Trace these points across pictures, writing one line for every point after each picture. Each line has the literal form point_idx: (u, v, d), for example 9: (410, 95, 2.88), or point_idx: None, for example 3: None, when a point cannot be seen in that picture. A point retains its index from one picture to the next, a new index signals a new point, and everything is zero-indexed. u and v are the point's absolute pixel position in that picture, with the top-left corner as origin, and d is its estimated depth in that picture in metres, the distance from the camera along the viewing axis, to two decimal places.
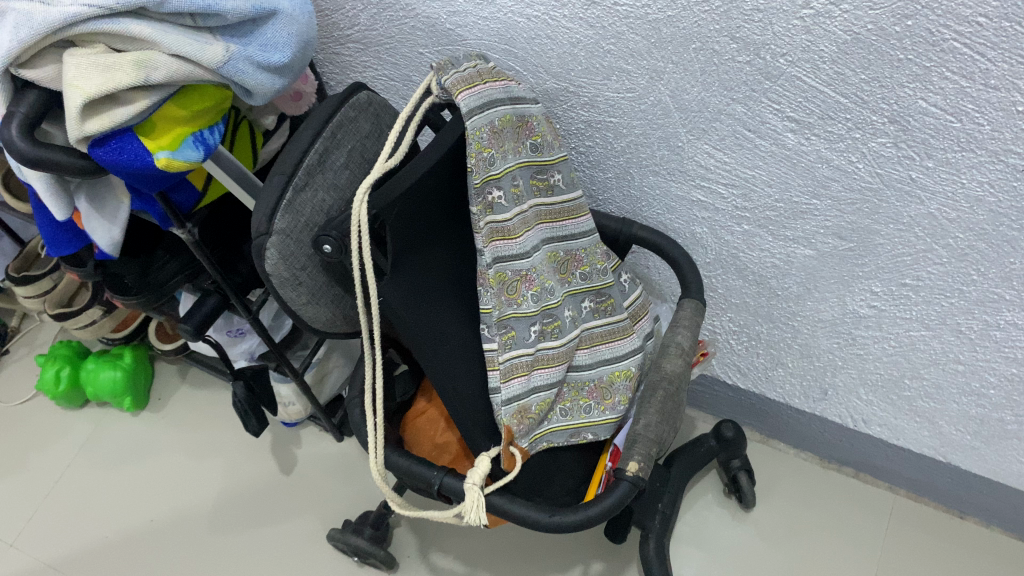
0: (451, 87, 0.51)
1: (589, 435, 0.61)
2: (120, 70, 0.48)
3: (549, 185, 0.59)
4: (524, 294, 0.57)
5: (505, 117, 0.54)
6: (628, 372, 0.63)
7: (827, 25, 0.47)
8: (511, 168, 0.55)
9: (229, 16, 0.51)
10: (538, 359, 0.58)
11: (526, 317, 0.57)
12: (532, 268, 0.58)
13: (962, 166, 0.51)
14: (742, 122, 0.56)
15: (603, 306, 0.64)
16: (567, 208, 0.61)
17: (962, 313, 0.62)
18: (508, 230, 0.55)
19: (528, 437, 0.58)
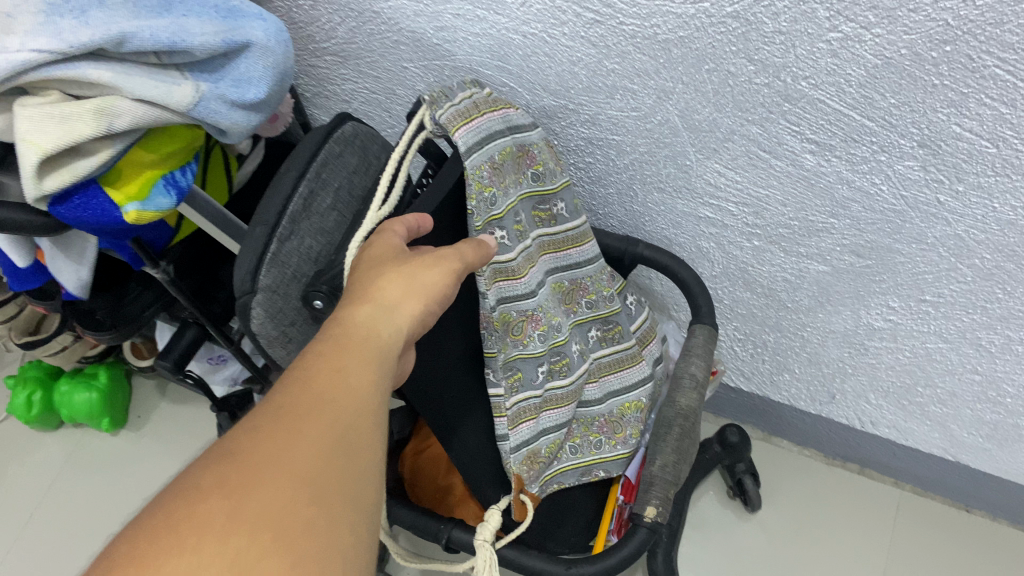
0: (447, 125, 0.47)
1: (601, 472, 0.59)
2: (79, 120, 0.44)
3: (550, 215, 0.55)
4: (531, 334, 0.53)
5: (506, 149, 0.50)
6: (637, 400, 0.61)
7: (856, 49, 0.44)
8: (514, 201, 0.51)
9: (197, 52, 0.46)
10: (546, 400, 0.55)
11: (531, 358, 0.54)
12: (538, 306, 0.53)
13: (995, 191, 0.48)
14: (757, 142, 0.52)
15: (610, 333, 0.60)
16: (572, 236, 0.57)
17: (983, 328, 0.59)
18: (512, 270, 0.51)
19: (539, 480, 0.55)
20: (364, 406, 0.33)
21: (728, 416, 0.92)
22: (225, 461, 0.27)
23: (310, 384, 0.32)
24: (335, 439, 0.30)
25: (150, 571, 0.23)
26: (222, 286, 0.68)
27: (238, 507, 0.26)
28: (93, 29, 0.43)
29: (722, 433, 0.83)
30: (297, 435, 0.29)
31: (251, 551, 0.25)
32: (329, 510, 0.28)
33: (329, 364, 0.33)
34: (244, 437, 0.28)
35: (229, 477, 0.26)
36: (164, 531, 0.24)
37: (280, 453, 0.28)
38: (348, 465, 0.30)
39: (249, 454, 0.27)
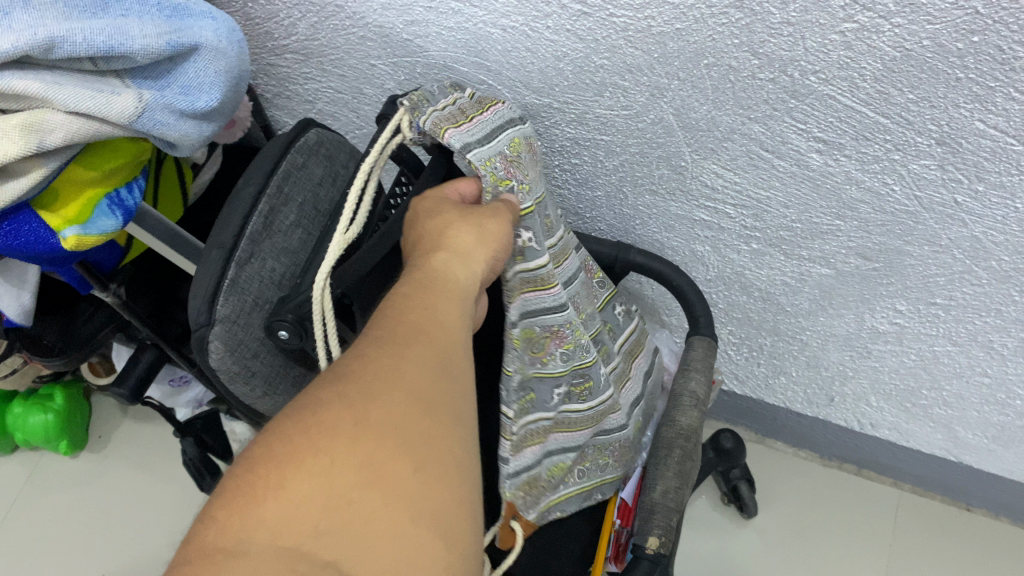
0: (435, 129, 0.42)
1: (599, 495, 0.56)
2: (3, 137, 0.39)
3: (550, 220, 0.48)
4: (552, 352, 0.47)
5: (515, 141, 0.45)
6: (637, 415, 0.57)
7: (873, 40, 0.39)
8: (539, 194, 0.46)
9: (139, 57, 0.41)
10: (558, 422, 0.50)
11: (551, 378, 0.48)
12: (568, 323, 0.47)
13: (1017, 190, 0.45)
14: (759, 141, 0.48)
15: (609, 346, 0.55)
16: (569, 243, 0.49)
17: (996, 331, 0.56)
18: (541, 280, 0.45)
19: (538, 509, 0.52)
20: (457, 331, 0.33)
21: (720, 418, 0.89)
22: (341, 381, 0.28)
23: (407, 314, 0.33)
24: (436, 362, 0.31)
25: (284, 488, 0.25)
26: (180, 304, 0.63)
27: (361, 419, 0.27)
28: (14, 35, 0.38)
29: (715, 437, 0.80)
30: (403, 359, 0.30)
31: (377, 456, 0.26)
32: (439, 421, 0.29)
33: (419, 296, 0.34)
34: (355, 362, 0.29)
35: (345, 395, 0.28)
36: (295, 441, 0.26)
37: (390, 374, 0.29)
38: (451, 385, 0.31)
39: (360, 378, 0.28)
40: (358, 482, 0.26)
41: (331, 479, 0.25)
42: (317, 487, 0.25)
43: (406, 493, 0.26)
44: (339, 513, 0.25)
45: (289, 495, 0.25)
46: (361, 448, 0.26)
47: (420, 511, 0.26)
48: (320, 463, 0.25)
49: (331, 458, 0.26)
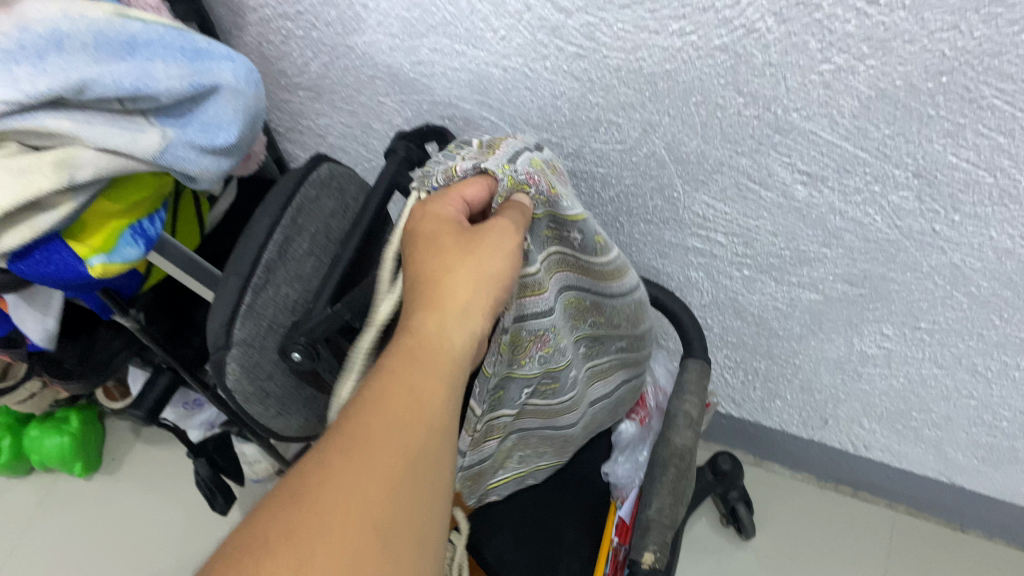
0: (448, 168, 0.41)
1: (530, 479, 0.59)
2: (39, 173, 0.41)
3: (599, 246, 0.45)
4: (532, 355, 0.45)
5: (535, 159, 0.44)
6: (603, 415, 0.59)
7: (850, 80, 0.42)
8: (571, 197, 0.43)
9: (163, 97, 0.44)
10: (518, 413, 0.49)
11: (524, 377, 0.46)
12: (552, 328, 0.45)
13: (992, 220, 0.47)
14: (746, 174, 0.51)
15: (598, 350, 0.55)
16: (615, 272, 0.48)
17: (979, 354, 0.58)
18: (537, 285, 0.42)
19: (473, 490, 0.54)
20: (436, 432, 0.33)
21: (719, 440, 0.91)
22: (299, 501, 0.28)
23: (387, 406, 0.32)
24: (406, 474, 0.30)
25: None
26: (196, 329, 0.66)
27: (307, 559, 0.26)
28: (48, 77, 0.41)
29: (713, 460, 0.82)
30: (368, 476, 0.29)
31: None
32: (397, 552, 0.28)
33: (405, 380, 0.33)
34: (320, 472, 0.29)
35: (299, 526, 0.27)
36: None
37: (351, 497, 0.28)
38: (416, 503, 0.30)
39: (319, 501, 0.28)
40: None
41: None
42: None
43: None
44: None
45: None
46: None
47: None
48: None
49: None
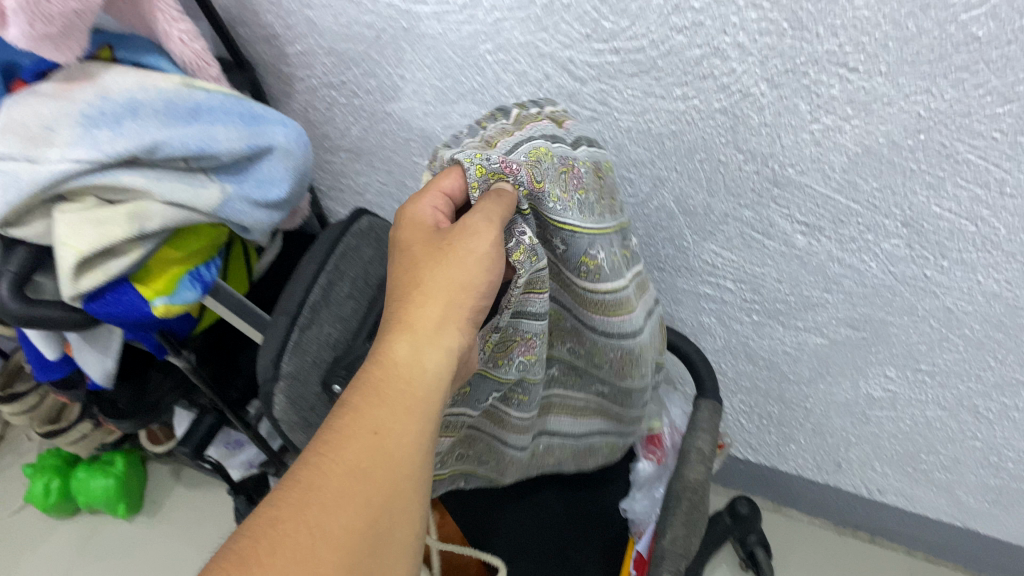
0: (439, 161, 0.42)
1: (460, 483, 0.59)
2: (115, 223, 0.46)
3: (596, 268, 0.43)
4: (511, 357, 0.45)
5: (542, 148, 0.40)
6: (570, 449, 0.59)
7: (838, 138, 0.47)
8: (570, 203, 0.41)
9: (224, 157, 0.50)
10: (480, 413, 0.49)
11: (496, 380, 0.46)
12: (542, 334, 0.44)
13: (978, 265, 0.51)
14: (750, 225, 0.55)
15: (568, 377, 0.54)
16: (619, 308, 0.45)
17: (979, 395, 0.61)
18: (539, 283, 0.41)
19: None
20: (399, 473, 0.34)
21: (738, 487, 0.93)
22: (251, 555, 0.30)
23: (350, 453, 0.34)
24: (360, 522, 0.32)
25: None
26: (240, 372, 0.70)
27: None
28: (127, 139, 0.47)
29: (731, 504, 0.84)
30: (321, 529, 0.31)
31: None
32: None
33: (369, 422, 0.35)
34: (276, 526, 0.31)
35: None
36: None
37: (301, 553, 0.30)
38: (368, 552, 0.32)
39: (269, 559, 0.29)
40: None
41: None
42: None
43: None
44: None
45: None
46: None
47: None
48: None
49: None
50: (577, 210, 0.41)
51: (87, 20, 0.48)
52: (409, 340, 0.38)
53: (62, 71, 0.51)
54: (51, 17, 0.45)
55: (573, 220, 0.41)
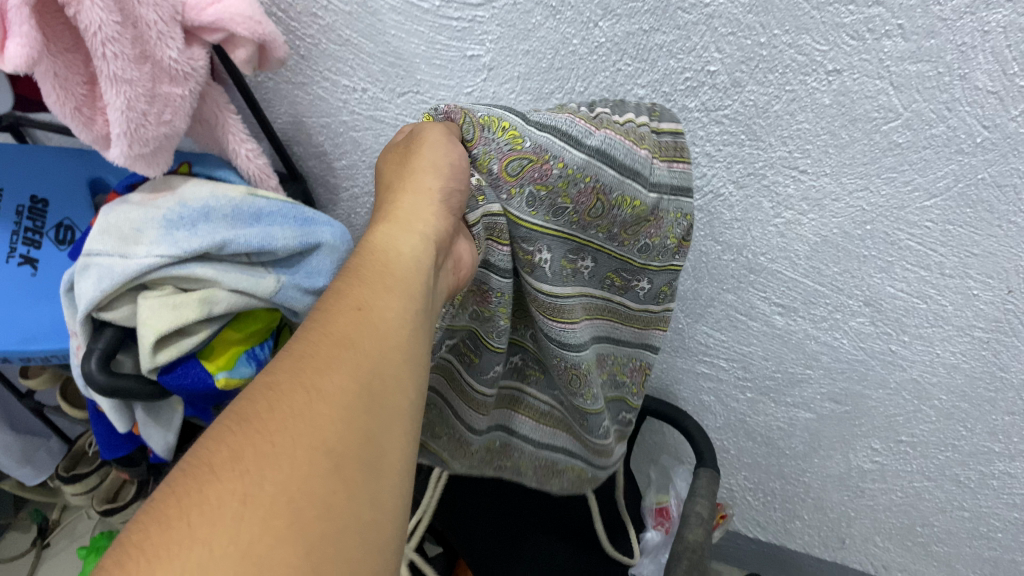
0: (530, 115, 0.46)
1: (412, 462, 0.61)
2: (187, 306, 0.55)
3: (533, 263, 0.44)
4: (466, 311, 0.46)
5: (507, 124, 0.41)
6: (536, 458, 0.61)
7: (799, 229, 0.55)
8: (514, 190, 0.41)
9: (280, 251, 0.59)
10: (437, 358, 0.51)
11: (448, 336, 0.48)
12: (498, 292, 0.45)
13: (935, 339, 0.57)
14: (734, 307, 0.63)
15: (535, 373, 0.56)
16: (544, 310, 0.46)
17: (959, 464, 0.66)
18: (496, 235, 0.43)
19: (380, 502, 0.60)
20: (388, 343, 0.32)
21: (753, 569, 0.98)
22: (242, 424, 0.27)
23: (331, 330, 0.32)
24: (359, 377, 0.30)
25: (179, 537, 0.23)
26: None
27: (248, 482, 0.24)
28: (201, 236, 0.56)
29: None
30: (316, 391, 0.28)
31: (275, 507, 0.24)
32: (361, 461, 0.27)
33: (352, 299, 0.34)
34: (267, 396, 0.28)
35: (247, 446, 0.26)
36: (171, 520, 0.23)
37: (299, 409, 0.27)
38: (368, 411, 0.29)
39: (267, 414, 0.27)
40: (242, 548, 0.23)
41: (210, 549, 0.22)
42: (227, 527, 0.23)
43: (303, 549, 0.23)
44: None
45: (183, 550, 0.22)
46: (247, 513, 0.24)
47: (319, 566, 0.24)
48: (201, 534, 0.23)
49: (212, 523, 0.23)
50: (520, 200, 0.41)
51: (172, 142, 0.59)
52: (391, 231, 0.39)
53: (147, 182, 0.63)
54: (146, 140, 0.56)
55: (517, 209, 0.42)
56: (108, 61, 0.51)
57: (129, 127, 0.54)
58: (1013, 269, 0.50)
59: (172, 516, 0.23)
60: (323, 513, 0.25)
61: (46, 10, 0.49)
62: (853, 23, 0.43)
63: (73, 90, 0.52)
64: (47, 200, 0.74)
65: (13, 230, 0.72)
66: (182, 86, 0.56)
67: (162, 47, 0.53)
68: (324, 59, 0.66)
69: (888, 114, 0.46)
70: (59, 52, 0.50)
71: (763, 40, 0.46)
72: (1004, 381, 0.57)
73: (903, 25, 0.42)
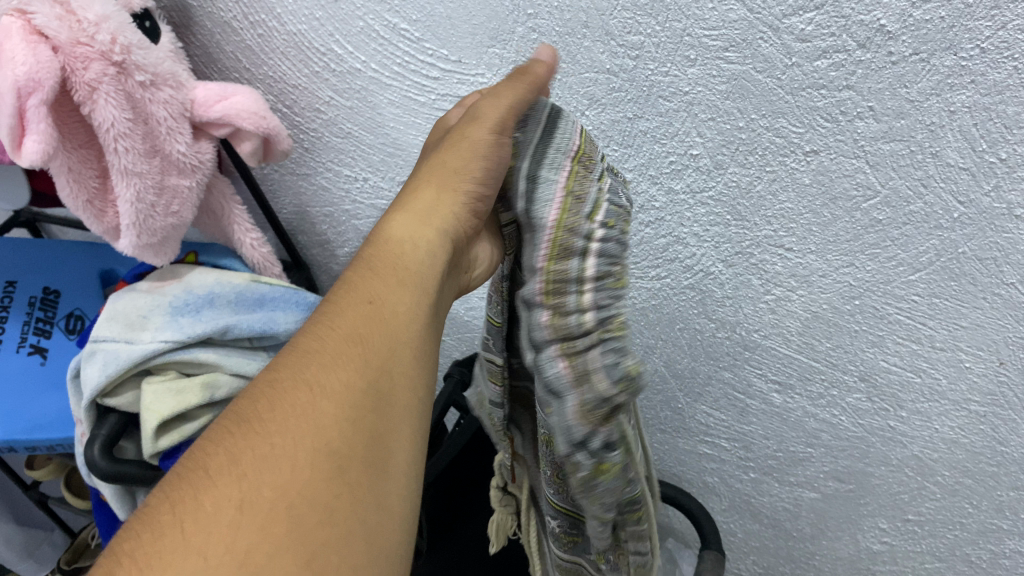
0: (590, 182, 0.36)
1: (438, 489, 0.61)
2: (191, 390, 0.56)
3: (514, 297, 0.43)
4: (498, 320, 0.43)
5: None
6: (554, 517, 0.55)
7: (789, 306, 0.56)
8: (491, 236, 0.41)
9: (281, 335, 0.63)
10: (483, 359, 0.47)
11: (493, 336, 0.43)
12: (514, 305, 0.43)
13: (932, 413, 0.56)
14: (732, 385, 0.65)
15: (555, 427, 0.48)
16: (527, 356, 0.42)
17: (969, 543, 0.62)
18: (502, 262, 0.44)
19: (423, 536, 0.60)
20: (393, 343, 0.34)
21: None
22: (244, 429, 0.28)
23: (337, 333, 0.33)
24: (366, 375, 0.32)
25: (177, 540, 0.24)
26: None
27: (246, 487, 0.26)
28: (205, 322, 0.59)
29: None
30: (319, 390, 0.30)
31: (275, 508, 0.26)
32: (367, 457, 0.29)
33: (363, 294, 0.35)
34: (270, 395, 0.30)
35: (247, 451, 0.27)
36: (166, 526, 0.25)
37: (302, 411, 0.29)
38: (370, 408, 0.31)
39: (270, 414, 0.29)
40: (240, 554, 0.24)
41: (205, 555, 0.24)
42: (220, 531, 0.25)
43: (301, 553, 0.25)
44: None
45: (180, 548, 0.24)
46: (245, 516, 0.25)
47: (317, 565, 0.25)
48: (200, 536, 0.24)
49: (207, 529, 0.25)
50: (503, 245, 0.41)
51: (179, 233, 0.61)
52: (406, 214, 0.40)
53: (156, 270, 0.65)
54: (154, 230, 0.58)
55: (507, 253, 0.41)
56: (119, 155, 0.53)
57: (138, 218, 0.56)
58: (1002, 342, 0.48)
59: (173, 518, 0.25)
60: (326, 512, 0.26)
61: (62, 109, 0.52)
62: (826, 106, 0.45)
63: (86, 183, 0.55)
64: (59, 291, 0.77)
65: (24, 320, 0.73)
66: (190, 177, 0.59)
67: (171, 141, 0.56)
68: (327, 151, 0.70)
69: (867, 192, 0.47)
70: (73, 148, 0.53)
71: (742, 124, 0.49)
72: (1005, 457, 0.54)
73: (873, 108, 0.43)
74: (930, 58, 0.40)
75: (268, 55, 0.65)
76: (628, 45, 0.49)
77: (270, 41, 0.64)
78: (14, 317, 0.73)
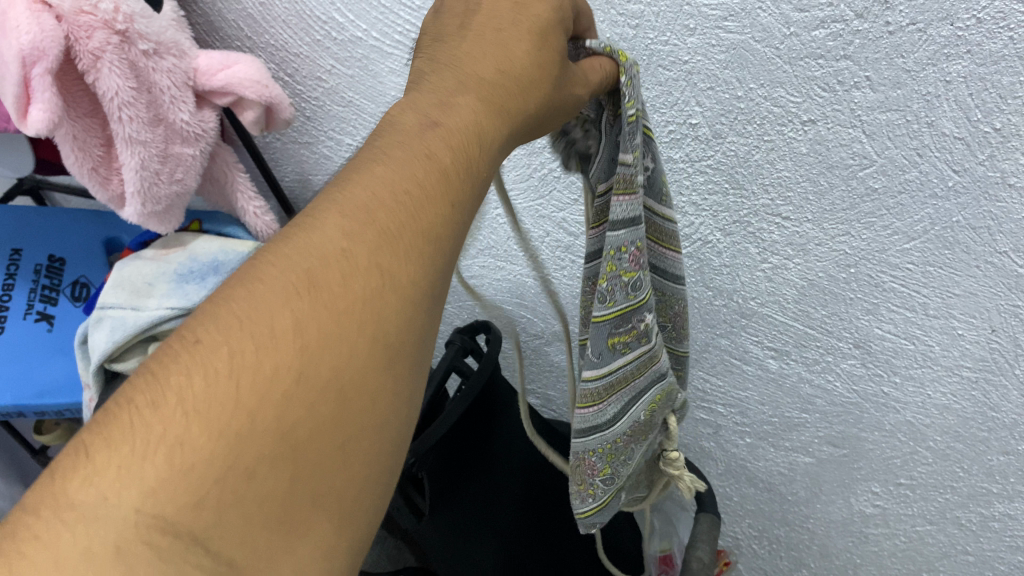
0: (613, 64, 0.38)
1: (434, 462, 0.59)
2: None
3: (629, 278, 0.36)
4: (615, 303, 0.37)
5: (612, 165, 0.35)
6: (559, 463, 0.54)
7: (785, 274, 0.57)
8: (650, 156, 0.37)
9: None
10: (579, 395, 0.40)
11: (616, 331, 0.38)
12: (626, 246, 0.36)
13: (924, 379, 0.57)
14: (729, 352, 0.67)
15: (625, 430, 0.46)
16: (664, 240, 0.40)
17: (959, 506, 0.62)
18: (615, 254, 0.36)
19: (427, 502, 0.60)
20: (456, 238, 0.29)
21: None
22: (310, 295, 0.24)
23: (409, 210, 0.27)
24: (434, 265, 0.27)
25: (226, 403, 0.21)
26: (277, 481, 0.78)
27: (301, 360, 0.23)
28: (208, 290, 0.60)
29: None
30: (391, 274, 0.26)
31: (323, 393, 0.23)
32: (412, 349, 0.26)
33: (441, 181, 0.28)
34: (339, 261, 0.25)
35: (310, 319, 0.24)
36: (213, 382, 0.22)
37: (370, 293, 0.25)
38: (427, 304, 0.26)
39: (340, 286, 0.25)
40: (281, 437, 0.22)
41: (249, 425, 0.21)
42: (267, 403, 0.22)
43: (333, 446, 0.23)
44: (241, 481, 0.21)
45: (222, 412, 0.21)
46: (296, 398, 0.22)
47: (345, 465, 0.23)
48: (246, 406, 0.21)
49: (254, 396, 0.22)
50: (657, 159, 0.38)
51: (184, 201, 0.62)
52: (473, 69, 0.32)
53: (162, 238, 0.67)
54: (159, 198, 0.59)
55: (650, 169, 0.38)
56: (123, 124, 0.54)
57: (142, 186, 0.57)
58: (994, 309, 0.49)
59: (223, 370, 0.22)
60: (367, 412, 0.24)
61: (67, 77, 0.52)
62: (823, 76, 0.45)
63: (90, 152, 0.55)
64: (63, 259, 0.77)
65: (30, 288, 0.73)
66: (194, 146, 0.60)
67: (173, 110, 0.57)
68: (328, 119, 0.70)
69: (864, 161, 0.47)
70: (78, 117, 0.53)
71: (740, 93, 0.49)
72: (995, 422, 0.55)
73: (870, 77, 0.44)
74: (928, 28, 0.41)
75: (269, 23, 0.65)
76: (628, 14, 0.50)
77: (272, 9, 0.64)
78: (19, 284, 0.73)
